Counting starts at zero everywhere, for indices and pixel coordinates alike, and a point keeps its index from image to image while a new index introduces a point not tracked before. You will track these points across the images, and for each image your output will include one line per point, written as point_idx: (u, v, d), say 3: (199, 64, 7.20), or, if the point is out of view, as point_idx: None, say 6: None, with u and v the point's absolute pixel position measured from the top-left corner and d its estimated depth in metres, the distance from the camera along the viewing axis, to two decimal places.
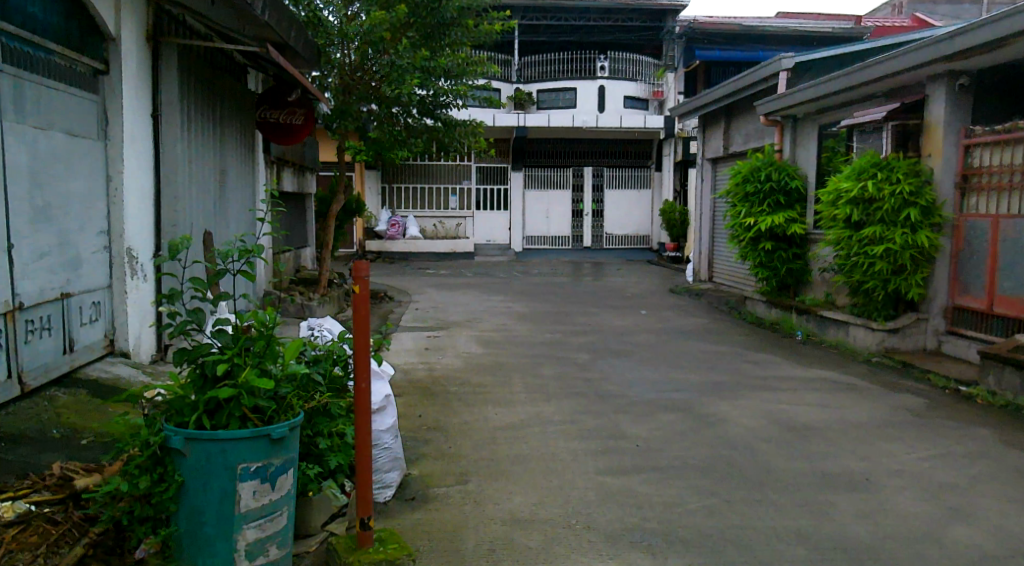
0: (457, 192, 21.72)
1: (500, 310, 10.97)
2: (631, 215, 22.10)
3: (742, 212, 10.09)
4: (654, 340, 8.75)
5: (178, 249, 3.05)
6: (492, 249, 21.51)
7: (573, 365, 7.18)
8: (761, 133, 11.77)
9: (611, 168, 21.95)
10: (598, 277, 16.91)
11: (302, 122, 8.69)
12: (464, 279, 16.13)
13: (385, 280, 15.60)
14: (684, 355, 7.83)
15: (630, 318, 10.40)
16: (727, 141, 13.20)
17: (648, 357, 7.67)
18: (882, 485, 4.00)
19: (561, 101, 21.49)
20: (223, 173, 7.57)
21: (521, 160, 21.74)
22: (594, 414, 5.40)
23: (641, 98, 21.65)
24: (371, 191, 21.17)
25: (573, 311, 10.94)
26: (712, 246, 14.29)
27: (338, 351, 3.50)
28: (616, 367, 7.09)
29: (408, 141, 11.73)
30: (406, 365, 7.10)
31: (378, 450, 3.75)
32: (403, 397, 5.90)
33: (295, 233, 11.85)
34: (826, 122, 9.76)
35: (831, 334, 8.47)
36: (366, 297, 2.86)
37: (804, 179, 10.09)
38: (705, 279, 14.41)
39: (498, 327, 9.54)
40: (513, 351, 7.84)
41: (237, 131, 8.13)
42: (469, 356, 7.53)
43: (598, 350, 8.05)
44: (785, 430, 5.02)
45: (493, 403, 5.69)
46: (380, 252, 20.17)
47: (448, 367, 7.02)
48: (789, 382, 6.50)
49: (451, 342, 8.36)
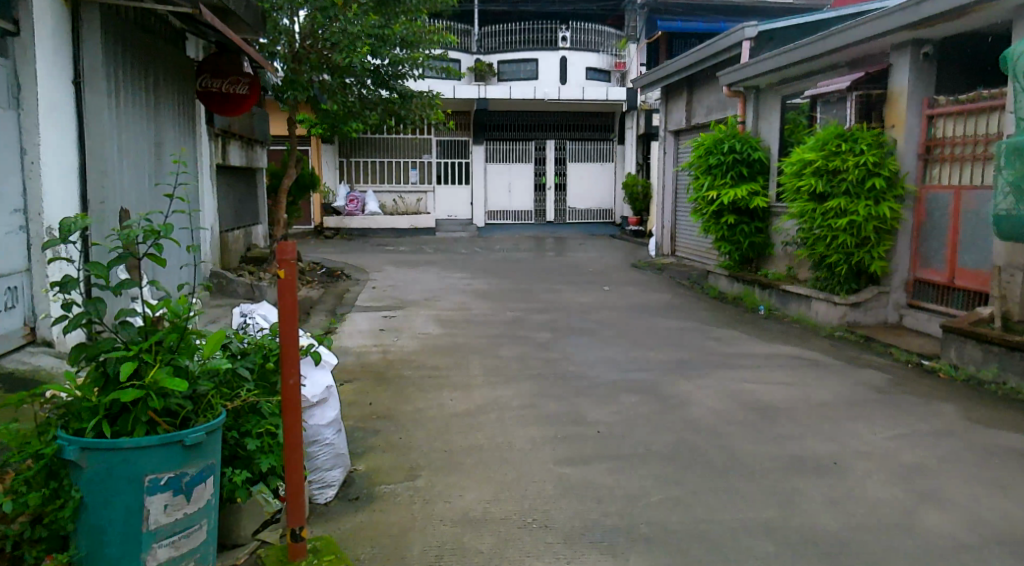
0: (417, 166, 21.28)
1: (460, 287, 10.70)
2: (594, 188, 21.88)
3: (705, 185, 9.90)
4: (616, 317, 8.55)
5: (72, 229, 2.66)
6: (454, 225, 21.19)
7: (532, 345, 6.94)
8: (723, 105, 11.56)
9: (573, 141, 21.68)
10: (560, 252, 16.72)
11: (247, 92, 8.20)
12: (425, 255, 15.78)
13: (343, 257, 15.20)
14: (647, 332, 7.62)
15: (592, 294, 10.20)
16: (689, 114, 12.97)
17: (610, 334, 7.48)
18: (851, 468, 3.83)
19: (521, 73, 21.15)
20: (161, 147, 7.17)
21: (483, 134, 21.24)
22: (553, 398, 5.15)
23: (603, 70, 21.44)
24: (329, 165, 20.66)
25: (534, 288, 10.71)
26: (674, 221, 14.15)
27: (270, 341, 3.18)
28: (578, 347, 6.87)
29: (362, 113, 11.32)
30: (359, 348, 6.79)
31: (318, 447, 3.48)
32: (355, 383, 5.59)
33: (245, 211, 11.39)
34: (788, 93, 9.57)
35: (793, 309, 8.35)
36: (291, 281, 2.55)
37: (767, 152, 9.91)
38: (667, 254, 14.30)
39: (457, 305, 9.27)
40: (472, 331, 7.57)
41: (177, 102, 7.71)
42: (425, 337, 7.27)
43: (559, 328, 7.83)
44: (751, 412, 4.84)
45: (448, 388, 5.43)
46: (338, 229, 19.73)
47: (403, 349, 6.73)
48: (755, 359, 6.34)
49: (407, 322, 8.05)
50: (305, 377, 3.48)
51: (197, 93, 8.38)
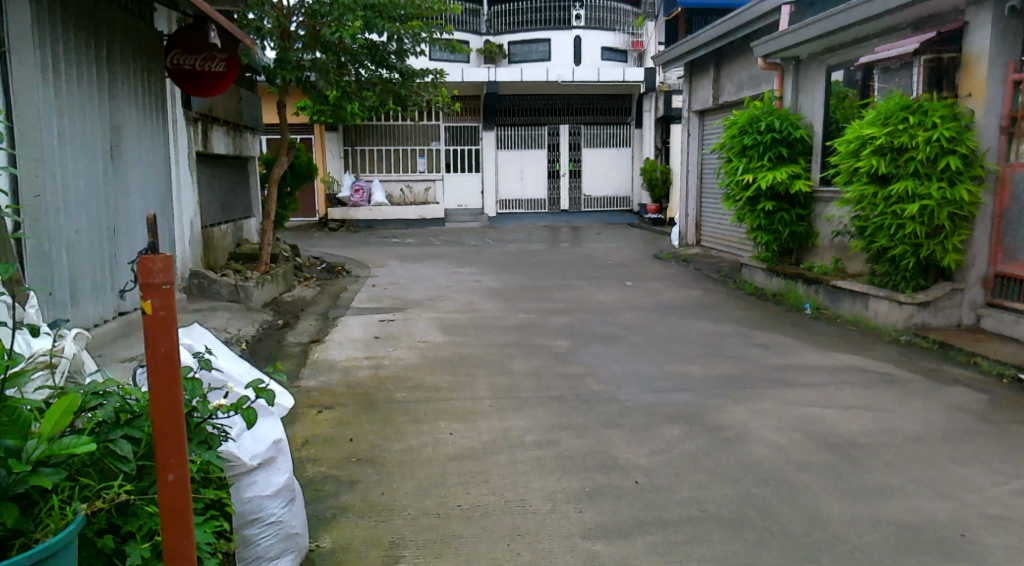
0: (425, 154, 20.29)
1: (468, 285, 9.75)
2: (611, 175, 20.82)
3: (739, 168, 8.86)
4: (644, 319, 7.55)
5: None
6: (464, 215, 20.24)
7: (549, 356, 5.95)
8: (757, 80, 10.50)
9: (588, 126, 20.62)
10: (575, 243, 15.72)
11: (224, 71, 7.44)
12: (433, 248, 14.82)
13: (345, 251, 14.28)
14: (681, 338, 6.62)
15: (613, 292, 9.20)
16: (717, 92, 11.89)
17: (637, 341, 6.50)
18: (982, 545, 2.85)
19: (534, 54, 20.25)
20: (117, 131, 6.30)
21: (493, 119, 20.21)
22: (576, 432, 4.17)
23: (620, 50, 20.48)
24: (333, 154, 19.75)
25: (549, 285, 9.74)
26: (700, 208, 13.12)
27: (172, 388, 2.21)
28: (602, 358, 5.89)
29: (359, 94, 10.35)
30: (347, 363, 5.84)
31: (262, 528, 2.62)
32: (336, 410, 4.64)
33: (235, 203, 10.50)
34: (834, 63, 8.49)
35: (846, 309, 7.32)
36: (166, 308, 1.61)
37: (809, 130, 8.85)
38: (692, 245, 13.29)
39: (463, 306, 8.33)
40: (480, 339, 6.60)
41: (140, 82, 6.83)
42: (425, 347, 6.33)
43: (579, 334, 6.86)
44: (826, 450, 3.85)
45: (447, 417, 4.48)
46: (344, 221, 18.86)
47: (398, 363, 5.77)
48: (814, 373, 5.32)
49: (407, 328, 7.09)
50: (247, 432, 2.64)
51: (167, 70, 7.56)
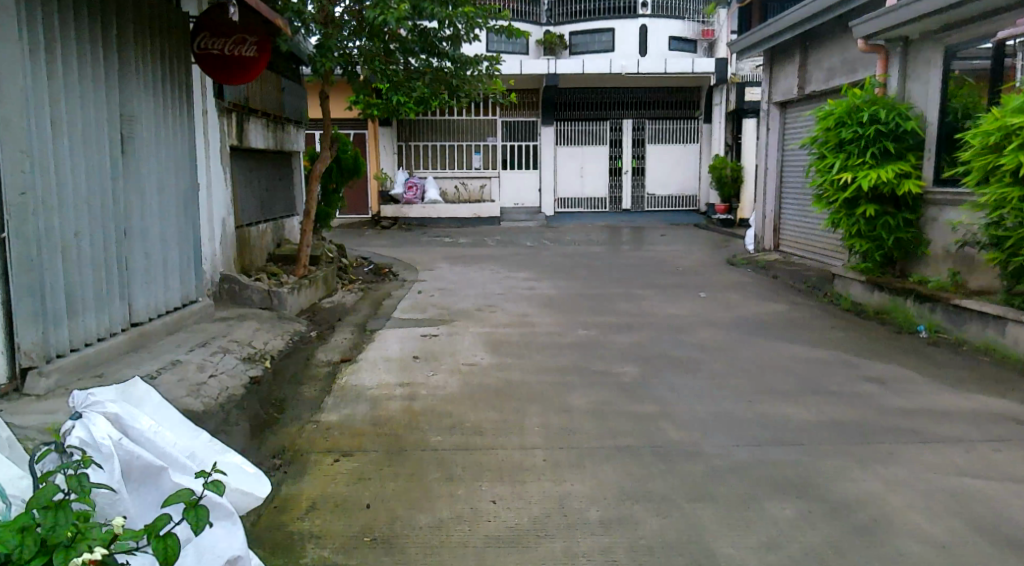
0: (481, 150, 19.45)
1: (522, 293, 8.82)
2: (676, 172, 19.62)
3: (836, 165, 7.70)
4: (723, 340, 6.51)
5: None
6: (520, 214, 19.33)
7: (615, 388, 4.99)
8: (853, 66, 9.30)
9: (652, 120, 19.46)
10: (637, 245, 14.67)
11: (257, 56, 6.78)
12: (486, 249, 13.95)
13: (394, 252, 13.52)
14: (772, 366, 5.57)
15: (685, 304, 8.16)
16: (802, 80, 10.68)
17: (721, 369, 5.47)
18: None
19: (596, 45, 19.21)
20: (130, 121, 5.59)
21: (553, 114, 19.24)
22: (655, 507, 3.22)
23: (689, 39, 19.25)
24: (386, 150, 19.07)
25: (613, 295, 8.74)
26: (779, 210, 11.92)
27: (27, 525, 1.76)
28: (680, 392, 4.90)
29: (406, 84, 9.58)
30: (378, 392, 4.98)
31: None
32: (356, 460, 3.79)
33: (275, 200, 9.79)
34: (957, 42, 7.26)
35: (974, 334, 6.14)
36: None
37: (922, 121, 7.63)
38: (769, 249, 12.12)
39: (517, 318, 7.42)
40: (534, 363, 5.67)
41: (160, 67, 6.12)
42: (470, 372, 5.44)
43: (650, 357, 5.86)
44: (1005, 551, 2.81)
45: (490, 476, 3.57)
46: (396, 219, 18.18)
47: (437, 394, 4.89)
48: (953, 422, 4.23)
49: (450, 346, 6.22)
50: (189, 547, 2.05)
51: (193, 57, 6.79)
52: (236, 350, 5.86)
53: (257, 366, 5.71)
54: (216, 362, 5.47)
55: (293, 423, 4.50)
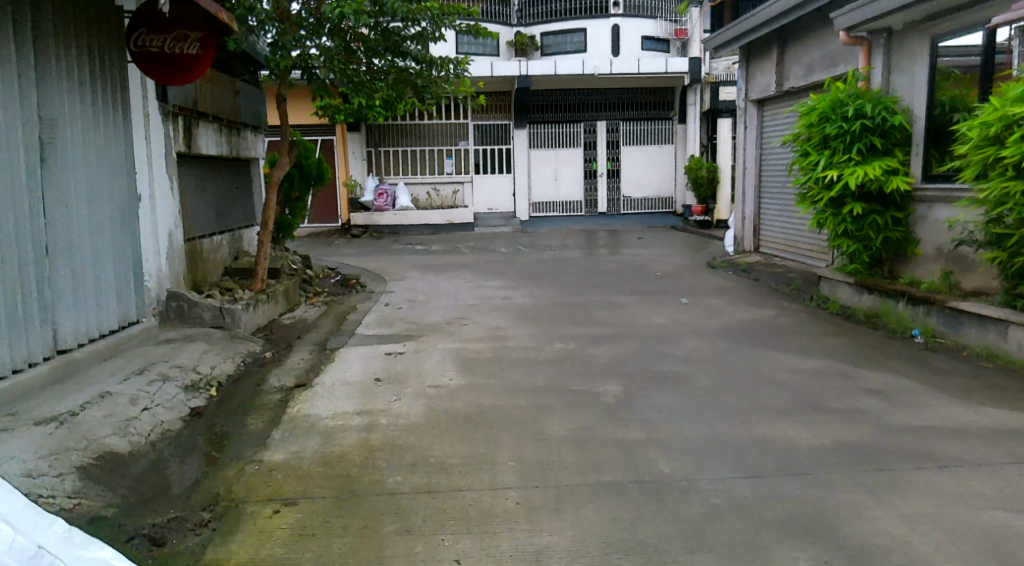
0: (453, 154, 18.97)
1: (496, 303, 8.36)
2: (652, 174, 19.28)
3: (819, 162, 7.32)
4: (709, 350, 6.09)
5: None
6: (495, 219, 18.87)
7: (595, 410, 4.54)
8: (834, 60, 8.96)
9: (626, 121, 19.09)
10: (614, 249, 14.26)
11: (200, 53, 6.27)
12: (459, 256, 13.46)
13: (363, 261, 12.98)
14: (764, 379, 5.15)
15: (666, 312, 7.74)
16: (780, 76, 10.33)
17: (710, 385, 5.05)
18: None
19: (568, 45, 18.82)
20: (50, 126, 5.12)
21: (525, 117, 18.81)
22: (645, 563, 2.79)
23: (661, 39, 18.93)
24: (355, 156, 18.51)
25: (591, 303, 8.30)
26: (759, 210, 11.57)
27: None
28: (666, 413, 4.46)
29: (369, 85, 9.09)
30: (333, 421, 4.49)
31: None
32: (300, 511, 3.32)
33: (232, 210, 9.23)
34: (944, 31, 6.91)
35: (975, 338, 5.79)
36: None
37: (908, 115, 7.28)
38: (750, 251, 11.75)
39: (489, 331, 6.95)
40: (507, 383, 5.21)
41: (89, 69, 5.63)
42: (437, 395, 4.96)
43: (633, 372, 5.43)
44: None
45: (457, 527, 3.12)
46: (367, 227, 17.64)
47: (399, 423, 4.41)
48: (968, 443, 3.85)
49: (417, 365, 5.73)
50: None
51: (130, 55, 6.24)
52: (177, 378, 5.32)
53: (201, 396, 5.19)
54: (152, 392, 4.95)
55: (234, 463, 4.00)
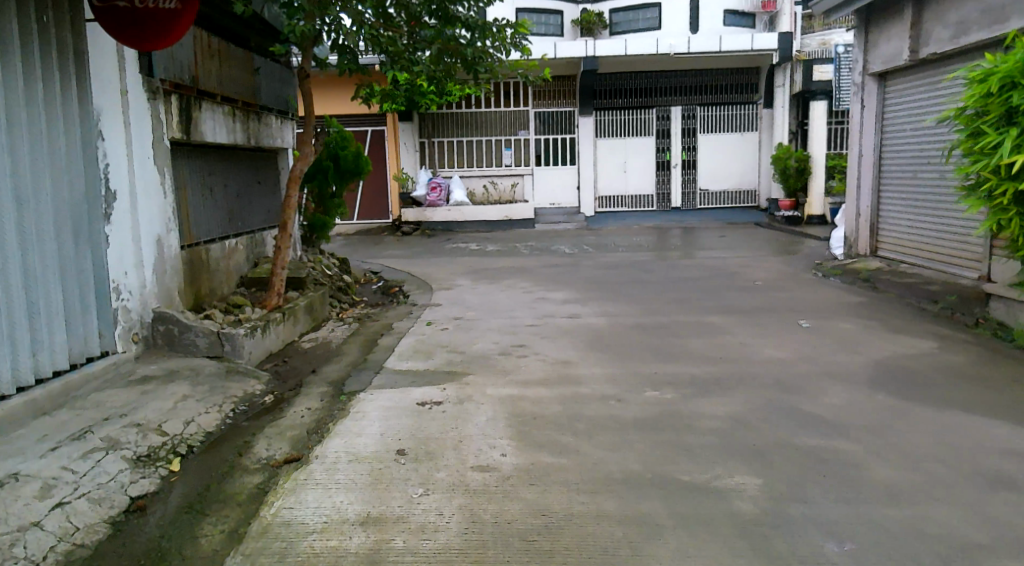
0: (512, 145, 17.30)
1: (563, 325, 6.69)
2: (732, 164, 17.26)
3: (1006, 144, 5.40)
4: (866, 406, 4.33)
5: None
6: (557, 215, 17.19)
7: (730, 537, 2.88)
8: (1006, 13, 6.93)
9: (704, 106, 17.08)
10: (692, 250, 12.42)
11: (178, 9, 4.65)
12: (516, 258, 11.83)
13: (407, 264, 11.47)
14: (981, 472, 3.37)
15: (786, 340, 5.96)
16: (918, 42, 8.32)
17: (896, 479, 3.31)
18: None
19: (641, 22, 16.95)
20: None
21: (591, 102, 17.00)
22: None
23: (746, 13, 16.83)
24: (407, 148, 17.04)
25: (683, 325, 6.55)
26: (877, 205, 9.55)
27: None
28: (853, 548, 2.76)
29: (410, 58, 7.33)
30: (321, 544, 2.91)
31: None
32: None
33: (251, 208, 7.78)
34: None
35: None
36: None
37: None
38: (865, 255, 9.74)
39: (556, 368, 5.30)
40: (586, 466, 3.57)
41: (16, 21, 4.19)
42: (482, 488, 3.35)
43: (770, 448, 3.71)
44: None
45: None
46: (419, 224, 16.19)
47: (419, 554, 2.82)
48: None
49: (457, 427, 4.13)
50: None
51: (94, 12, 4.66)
52: (126, 446, 3.80)
53: (152, 477, 3.67)
54: (80, 473, 3.43)
55: None
